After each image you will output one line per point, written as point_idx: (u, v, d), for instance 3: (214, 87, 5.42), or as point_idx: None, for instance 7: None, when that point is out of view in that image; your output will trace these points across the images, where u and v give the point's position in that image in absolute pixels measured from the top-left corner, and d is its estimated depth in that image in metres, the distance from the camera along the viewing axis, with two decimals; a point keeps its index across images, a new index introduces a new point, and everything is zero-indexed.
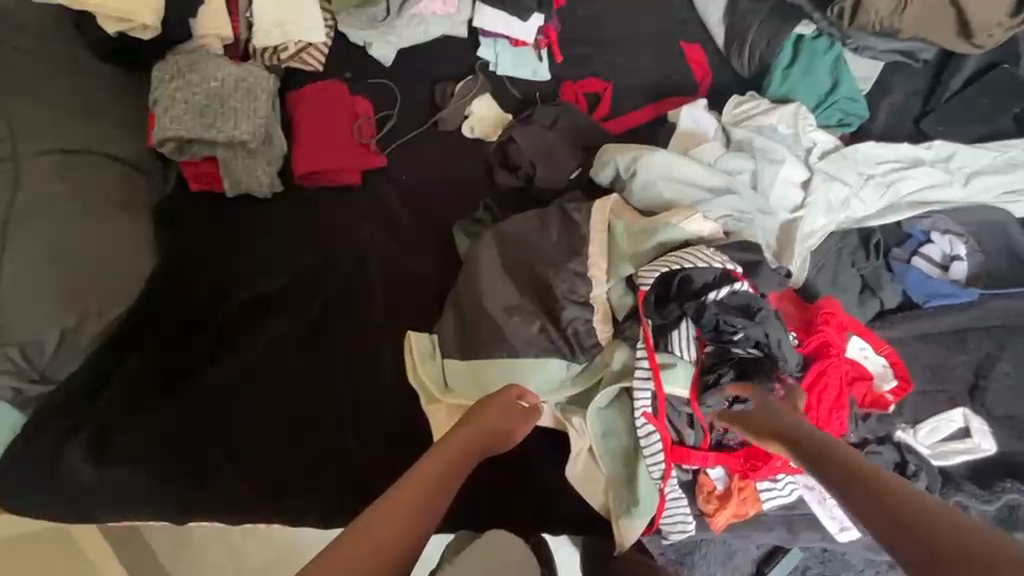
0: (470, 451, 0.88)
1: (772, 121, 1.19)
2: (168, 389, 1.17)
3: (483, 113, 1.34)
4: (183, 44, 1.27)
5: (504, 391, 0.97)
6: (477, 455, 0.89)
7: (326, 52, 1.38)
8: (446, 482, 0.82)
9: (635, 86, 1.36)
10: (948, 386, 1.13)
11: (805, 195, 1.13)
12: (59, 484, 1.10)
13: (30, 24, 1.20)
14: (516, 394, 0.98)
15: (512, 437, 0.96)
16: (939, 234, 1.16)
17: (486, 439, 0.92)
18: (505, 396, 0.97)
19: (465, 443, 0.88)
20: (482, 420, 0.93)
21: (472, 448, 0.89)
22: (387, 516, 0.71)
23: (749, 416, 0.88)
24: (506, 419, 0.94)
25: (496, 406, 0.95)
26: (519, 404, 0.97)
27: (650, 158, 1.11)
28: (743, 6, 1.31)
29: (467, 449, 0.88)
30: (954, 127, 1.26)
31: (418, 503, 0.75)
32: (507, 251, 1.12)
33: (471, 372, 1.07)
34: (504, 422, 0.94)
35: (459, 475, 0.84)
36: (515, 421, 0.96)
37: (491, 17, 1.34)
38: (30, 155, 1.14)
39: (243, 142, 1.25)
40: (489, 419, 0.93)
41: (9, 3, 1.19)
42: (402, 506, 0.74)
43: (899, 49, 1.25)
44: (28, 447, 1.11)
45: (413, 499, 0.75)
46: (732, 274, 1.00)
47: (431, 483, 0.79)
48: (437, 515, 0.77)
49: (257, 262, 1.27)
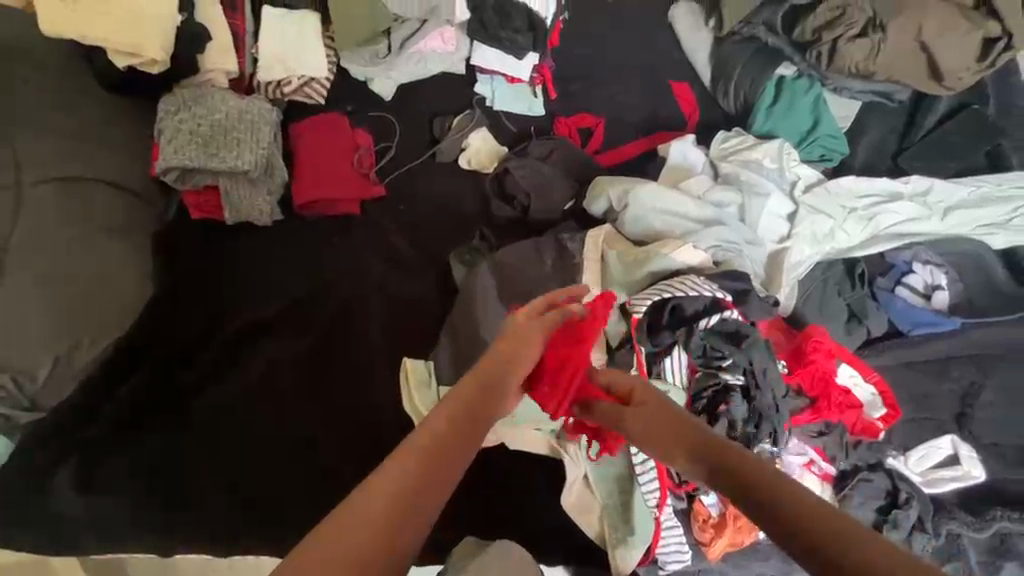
0: (476, 400, 0.67)
1: (758, 156, 1.24)
2: (162, 417, 1.16)
3: (479, 145, 1.39)
4: (189, 78, 1.32)
5: (511, 326, 0.76)
6: (488, 402, 0.68)
7: (328, 86, 1.42)
8: (451, 441, 0.62)
9: (625, 122, 1.42)
10: (934, 414, 1.14)
11: (792, 226, 1.17)
12: (45, 512, 1.08)
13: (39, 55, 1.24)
14: (523, 325, 0.76)
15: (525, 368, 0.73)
16: (920, 264, 1.20)
17: (494, 382, 0.70)
18: (512, 330, 0.75)
19: (466, 390, 0.68)
20: (487, 359, 0.72)
21: (476, 395, 0.68)
22: (373, 502, 0.55)
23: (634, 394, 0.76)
24: (512, 354, 0.73)
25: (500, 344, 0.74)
26: (526, 336, 0.74)
27: (641, 190, 1.14)
28: (727, 48, 1.39)
29: (470, 396, 0.67)
30: (930, 163, 1.31)
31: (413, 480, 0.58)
32: (502, 278, 1.15)
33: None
34: (512, 357, 0.72)
35: (466, 428, 0.64)
36: (528, 352, 0.73)
37: (487, 55, 1.41)
38: (32, 184, 1.16)
39: (244, 172, 1.28)
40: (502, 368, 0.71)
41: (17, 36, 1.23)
42: (394, 489, 0.57)
43: (875, 91, 1.32)
44: (14, 474, 1.09)
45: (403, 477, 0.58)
46: (721, 302, 1.02)
47: (431, 451, 0.61)
48: (444, 493, 0.59)
49: (254, 289, 1.29)
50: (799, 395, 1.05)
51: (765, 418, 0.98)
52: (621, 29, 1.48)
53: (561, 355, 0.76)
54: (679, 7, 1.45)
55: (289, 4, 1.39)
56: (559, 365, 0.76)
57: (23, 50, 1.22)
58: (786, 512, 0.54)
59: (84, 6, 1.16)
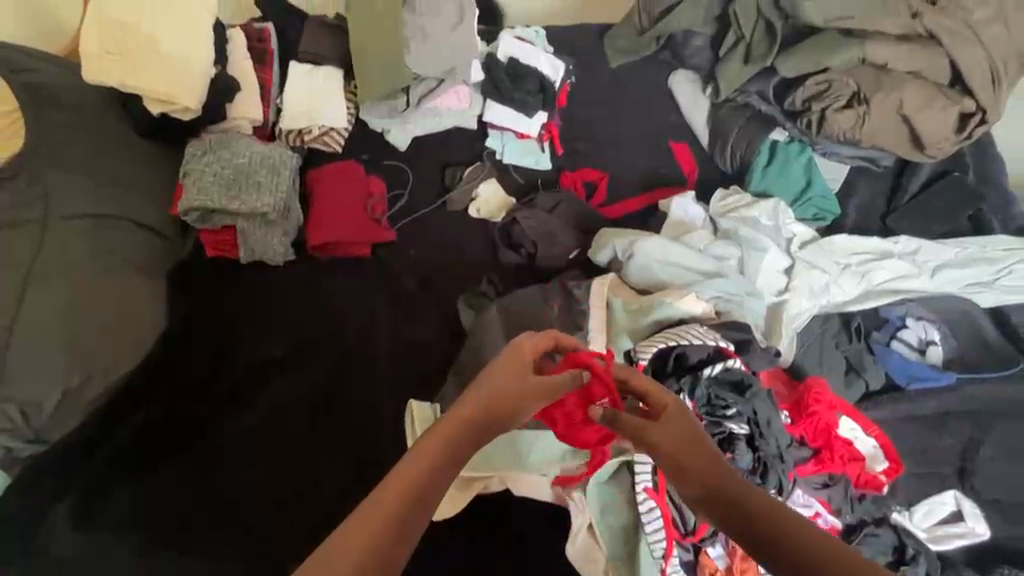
0: (467, 435, 0.65)
1: (755, 213, 1.29)
2: (170, 452, 1.17)
3: (490, 196, 1.45)
4: (217, 123, 1.39)
5: (514, 358, 0.74)
6: (480, 437, 0.67)
7: (345, 136, 1.49)
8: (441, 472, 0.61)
9: (629, 177, 1.49)
10: (936, 468, 1.15)
11: (789, 280, 1.22)
12: (44, 548, 1.08)
13: (66, 96, 1.24)
14: (524, 370, 0.73)
15: (525, 413, 0.71)
16: (913, 320, 1.25)
17: (491, 421, 0.68)
18: (509, 371, 0.72)
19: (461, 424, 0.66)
20: (483, 394, 0.69)
21: (471, 430, 0.66)
22: (372, 524, 0.55)
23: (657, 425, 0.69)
24: (511, 393, 0.70)
25: (497, 380, 0.71)
26: (527, 380, 0.72)
27: (645, 242, 1.20)
28: (724, 113, 1.47)
29: (466, 430, 0.65)
30: (916, 224, 1.38)
31: (407, 508, 0.57)
32: (511, 323, 1.18)
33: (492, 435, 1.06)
34: (511, 397, 0.70)
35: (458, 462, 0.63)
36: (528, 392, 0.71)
37: (501, 113, 1.49)
38: (58, 218, 1.20)
39: (263, 214, 1.33)
40: (507, 388, 0.70)
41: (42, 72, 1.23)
42: (388, 512, 0.56)
43: (863, 156, 1.41)
44: (14, 509, 1.09)
45: (398, 501, 0.57)
46: (724, 351, 1.05)
47: (425, 479, 0.60)
48: (429, 518, 0.58)
49: (263, 328, 1.31)
50: (802, 445, 1.06)
51: (770, 468, 0.99)
52: (625, 94, 1.56)
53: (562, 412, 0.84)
54: (678, 75, 1.54)
55: (314, 60, 1.48)
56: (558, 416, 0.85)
57: (46, 85, 1.22)
58: (785, 536, 0.57)
59: (128, 57, 1.24)
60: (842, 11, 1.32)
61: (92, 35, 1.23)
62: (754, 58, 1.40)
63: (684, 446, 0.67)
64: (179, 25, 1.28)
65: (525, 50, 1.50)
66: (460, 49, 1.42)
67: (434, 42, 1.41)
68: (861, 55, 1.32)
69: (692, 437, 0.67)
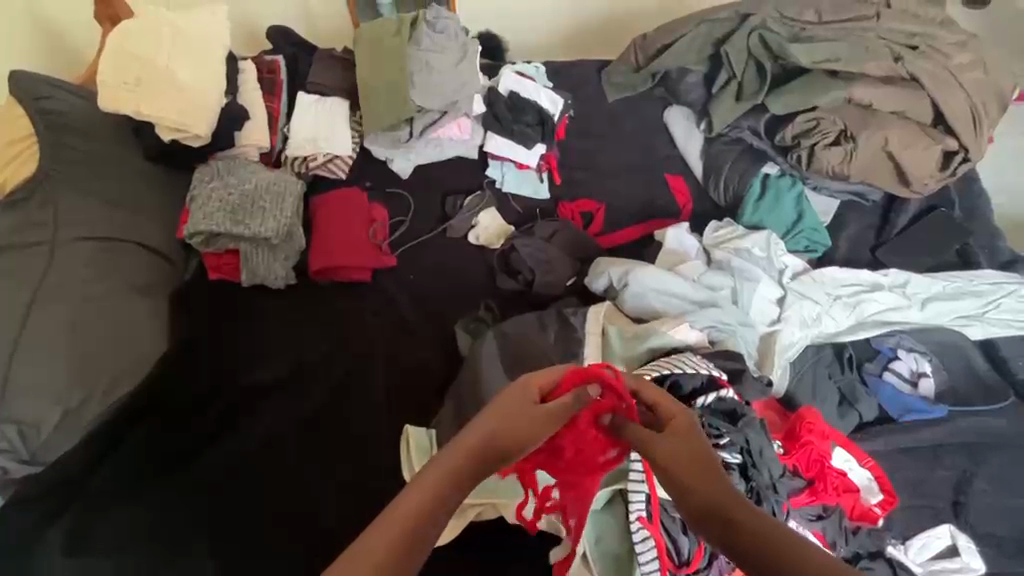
0: (468, 469, 0.63)
1: (747, 245, 1.32)
2: (170, 469, 1.18)
3: (489, 224, 1.48)
4: (225, 150, 1.43)
5: (528, 383, 0.71)
6: (483, 472, 0.64)
7: (350, 163, 1.53)
8: (442, 503, 0.59)
9: (624, 207, 1.52)
10: (931, 500, 1.15)
11: (781, 310, 1.24)
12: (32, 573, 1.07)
13: (81, 123, 1.30)
14: (529, 402, 0.70)
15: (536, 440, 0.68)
16: (905, 351, 1.26)
17: (496, 455, 0.65)
18: (517, 402, 0.69)
19: (461, 459, 0.63)
20: (489, 425, 0.66)
21: (471, 466, 0.63)
22: (374, 553, 0.53)
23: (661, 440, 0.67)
24: (517, 427, 0.67)
25: (503, 412, 0.68)
26: (537, 411, 0.69)
27: (640, 271, 1.23)
28: (716, 148, 1.51)
29: (468, 464, 0.63)
30: (907, 258, 1.40)
31: (407, 539, 0.54)
32: (507, 350, 1.20)
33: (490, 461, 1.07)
34: (518, 424, 0.67)
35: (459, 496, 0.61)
36: (541, 419, 0.68)
37: (501, 145, 1.52)
38: (67, 241, 1.25)
39: (266, 238, 1.36)
40: (516, 412, 0.68)
41: (60, 102, 1.29)
42: (388, 545, 0.54)
43: (850, 191, 1.46)
44: (9, 530, 1.10)
45: (397, 534, 0.55)
46: (717, 381, 1.06)
47: (424, 511, 0.57)
48: (427, 555, 0.55)
49: (263, 352, 1.32)
50: (795, 476, 1.07)
51: (764, 498, 0.98)
52: (622, 127, 1.61)
53: (568, 439, 0.77)
54: (673, 111, 1.60)
55: (321, 91, 1.54)
56: (567, 446, 0.78)
57: (66, 114, 1.28)
58: (789, 553, 0.52)
59: (144, 86, 1.28)
60: (828, 53, 1.39)
61: (110, 65, 1.28)
62: (745, 97, 1.45)
63: (688, 463, 0.64)
64: (192, 56, 1.33)
65: (525, 85, 1.55)
66: (464, 84, 1.48)
67: (440, 76, 1.46)
68: (846, 95, 1.38)
69: (700, 456, 0.65)
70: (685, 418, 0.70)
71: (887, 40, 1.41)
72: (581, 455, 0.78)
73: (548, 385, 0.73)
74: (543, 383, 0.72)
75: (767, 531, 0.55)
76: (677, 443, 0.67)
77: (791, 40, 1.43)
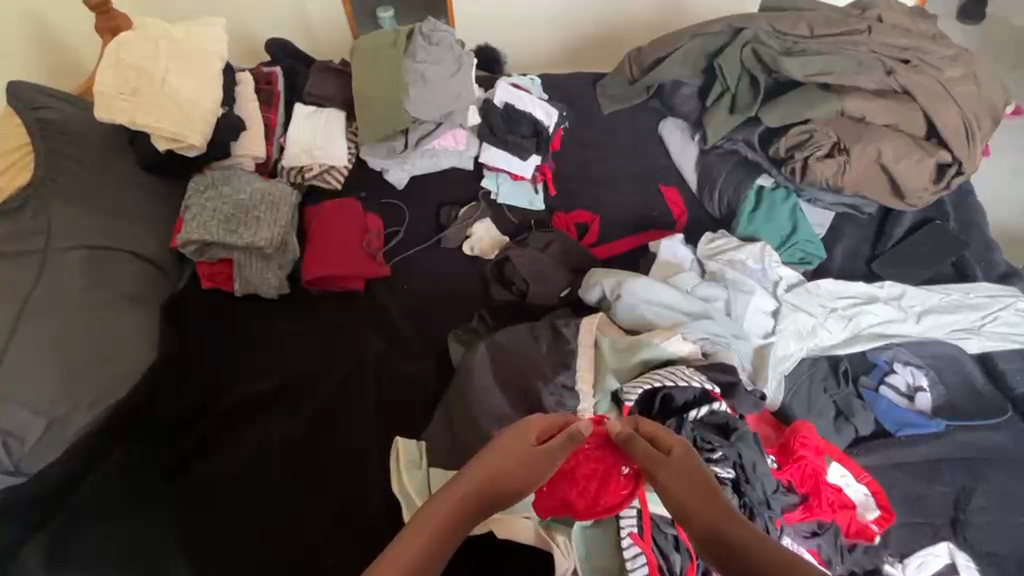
0: (471, 506, 0.63)
1: (742, 257, 1.32)
2: (167, 478, 1.17)
3: (482, 235, 1.47)
4: (222, 160, 1.44)
5: (526, 426, 0.72)
6: (486, 508, 0.65)
7: (346, 173, 1.54)
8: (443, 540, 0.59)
9: (617, 218, 1.51)
10: (929, 518, 1.13)
11: (775, 322, 1.23)
12: None
13: (77, 134, 1.31)
14: (530, 440, 0.70)
15: (534, 483, 0.68)
16: (901, 364, 1.25)
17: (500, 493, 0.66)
18: (517, 440, 0.69)
19: (465, 497, 0.63)
20: (489, 466, 0.66)
21: (470, 507, 0.63)
22: None
23: (660, 464, 0.67)
24: (518, 465, 0.67)
25: (503, 449, 0.68)
26: (536, 450, 0.68)
27: (632, 282, 1.22)
28: (711, 158, 1.51)
29: (469, 502, 0.63)
30: (903, 271, 1.39)
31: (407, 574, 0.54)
32: (500, 361, 1.19)
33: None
34: (516, 465, 0.67)
35: (464, 529, 0.63)
36: (540, 460, 0.68)
37: (496, 155, 1.52)
38: (59, 250, 1.24)
39: (260, 248, 1.36)
40: (515, 452, 0.68)
41: (55, 112, 1.29)
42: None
43: (846, 203, 1.45)
44: None
45: (402, 569, 0.54)
46: (710, 394, 1.05)
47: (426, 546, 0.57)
48: None
49: (254, 362, 1.31)
50: (790, 491, 1.05)
51: (756, 514, 0.97)
52: (619, 138, 1.61)
53: (575, 489, 0.85)
54: (668, 122, 1.60)
55: (318, 102, 1.55)
56: (572, 492, 0.86)
57: (61, 124, 1.29)
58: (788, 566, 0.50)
59: (140, 97, 1.29)
60: (821, 66, 1.40)
61: (107, 77, 1.29)
62: (739, 109, 1.46)
63: (688, 485, 0.63)
64: (189, 67, 1.34)
65: (521, 98, 1.56)
66: (459, 95, 1.49)
67: (435, 87, 1.47)
68: (839, 108, 1.39)
69: (699, 479, 0.63)
70: (684, 447, 0.68)
71: (878, 54, 1.42)
72: (592, 497, 0.86)
73: (547, 430, 0.73)
74: (542, 424, 0.73)
75: (766, 549, 0.53)
76: (678, 469, 0.65)
77: (783, 53, 1.44)
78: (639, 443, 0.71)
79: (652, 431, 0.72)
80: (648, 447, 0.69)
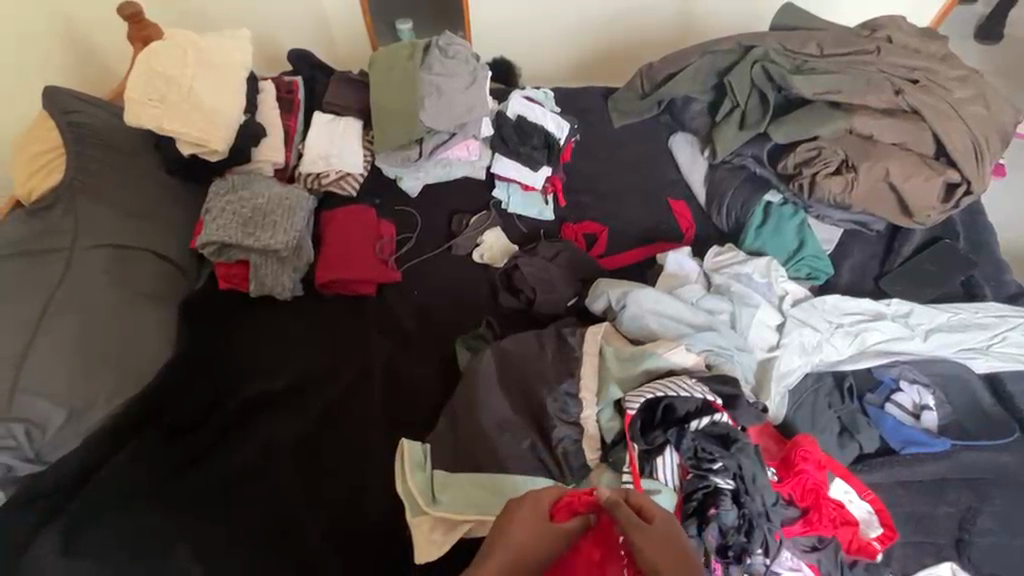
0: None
1: (748, 271, 1.33)
2: (176, 474, 1.21)
3: (492, 242, 1.50)
4: (241, 166, 1.49)
5: (535, 499, 0.79)
6: None
7: (361, 180, 1.59)
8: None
9: (626, 230, 1.53)
10: (933, 538, 1.12)
11: (780, 336, 1.24)
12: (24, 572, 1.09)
13: (108, 139, 1.38)
14: (541, 513, 0.78)
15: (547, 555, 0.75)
16: (907, 382, 1.25)
17: (520, 568, 0.73)
18: (528, 517, 0.77)
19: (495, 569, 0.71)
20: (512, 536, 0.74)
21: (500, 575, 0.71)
22: None
23: (643, 532, 0.72)
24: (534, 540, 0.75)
25: (518, 523, 0.76)
26: (546, 524, 0.76)
27: (637, 293, 1.24)
28: (720, 173, 1.53)
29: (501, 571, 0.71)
30: (910, 288, 1.40)
31: None
32: (505, 367, 1.21)
33: (487, 480, 1.09)
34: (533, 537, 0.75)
35: None
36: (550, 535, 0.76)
37: (506, 165, 1.55)
38: (84, 248, 1.30)
39: (276, 251, 1.40)
40: (527, 522, 0.76)
41: (90, 118, 1.37)
42: None
43: (853, 220, 1.46)
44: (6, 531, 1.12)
45: None
46: (712, 404, 1.06)
47: None
48: None
49: (265, 363, 1.35)
50: (790, 505, 1.05)
51: (755, 527, 0.98)
52: (629, 151, 1.64)
53: None
54: (678, 136, 1.63)
55: (337, 111, 1.60)
56: None
57: (92, 129, 1.36)
58: None
59: (167, 104, 1.34)
60: (829, 85, 1.42)
61: (138, 84, 1.34)
62: (748, 125, 1.48)
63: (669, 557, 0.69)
64: (214, 75, 1.39)
65: (533, 109, 1.58)
66: (473, 106, 1.52)
67: (449, 98, 1.50)
68: (847, 126, 1.40)
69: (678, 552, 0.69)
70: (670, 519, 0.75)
71: (886, 75, 1.44)
72: None
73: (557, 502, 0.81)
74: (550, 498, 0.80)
75: None
76: (662, 541, 0.71)
77: (793, 71, 1.46)
78: (626, 512, 0.75)
79: (640, 501, 0.77)
80: (633, 517, 0.74)
